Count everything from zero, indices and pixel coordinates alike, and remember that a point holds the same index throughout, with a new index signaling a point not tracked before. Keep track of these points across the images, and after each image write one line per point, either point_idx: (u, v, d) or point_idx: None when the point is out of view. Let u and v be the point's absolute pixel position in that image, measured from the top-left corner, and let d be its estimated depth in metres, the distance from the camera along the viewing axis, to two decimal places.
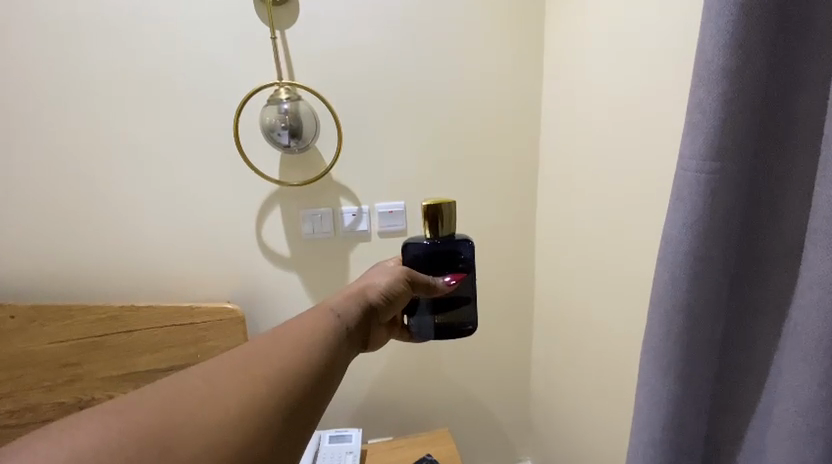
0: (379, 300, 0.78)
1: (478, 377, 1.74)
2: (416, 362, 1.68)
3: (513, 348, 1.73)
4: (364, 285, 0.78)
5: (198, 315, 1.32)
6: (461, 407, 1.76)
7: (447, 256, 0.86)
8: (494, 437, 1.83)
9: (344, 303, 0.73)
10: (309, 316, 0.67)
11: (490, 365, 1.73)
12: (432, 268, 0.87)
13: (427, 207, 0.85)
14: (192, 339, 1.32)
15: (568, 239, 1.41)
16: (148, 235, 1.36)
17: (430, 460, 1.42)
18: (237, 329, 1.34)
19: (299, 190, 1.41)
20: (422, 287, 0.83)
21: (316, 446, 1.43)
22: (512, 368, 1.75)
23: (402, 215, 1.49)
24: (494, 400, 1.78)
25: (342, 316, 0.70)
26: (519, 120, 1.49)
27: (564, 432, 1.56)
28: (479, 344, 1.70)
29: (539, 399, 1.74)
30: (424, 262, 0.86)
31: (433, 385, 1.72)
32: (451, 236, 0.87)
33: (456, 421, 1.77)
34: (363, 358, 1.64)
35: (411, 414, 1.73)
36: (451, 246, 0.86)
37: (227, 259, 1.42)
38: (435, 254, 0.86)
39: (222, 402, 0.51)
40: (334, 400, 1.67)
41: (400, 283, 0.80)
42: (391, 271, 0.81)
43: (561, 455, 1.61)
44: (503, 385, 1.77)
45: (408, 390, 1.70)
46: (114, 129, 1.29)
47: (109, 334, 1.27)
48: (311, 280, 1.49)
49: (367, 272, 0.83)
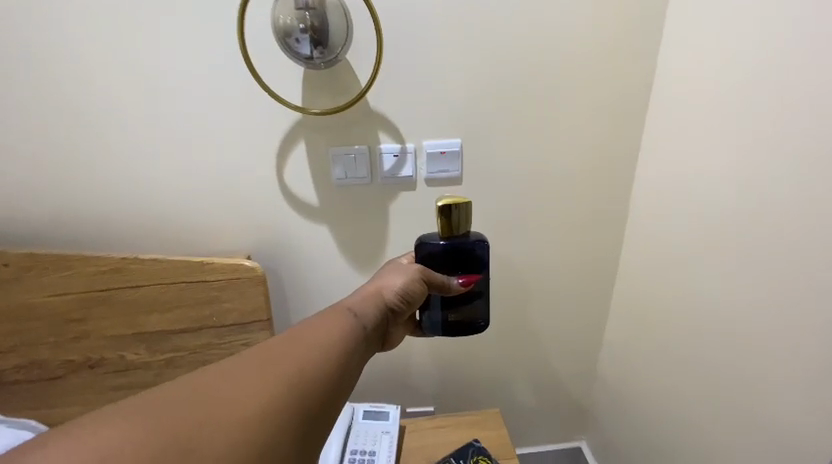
0: (397, 299, 0.75)
1: (537, 353, 1.49)
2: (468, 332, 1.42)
3: (582, 321, 1.45)
4: (380, 285, 0.76)
5: (211, 272, 1.12)
6: (514, 383, 1.52)
7: (462, 254, 0.85)
8: (548, 416, 1.61)
9: (363, 302, 0.70)
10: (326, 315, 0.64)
11: (551, 340, 1.47)
12: (445, 263, 0.86)
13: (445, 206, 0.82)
14: (207, 298, 1.13)
15: (697, 191, 1.02)
16: (147, 175, 1.13)
17: (478, 448, 1.24)
18: (258, 291, 1.13)
19: (328, 122, 1.11)
20: (436, 286, 0.82)
21: (349, 421, 1.24)
22: (577, 344, 1.49)
23: (456, 158, 1.17)
24: (553, 378, 1.54)
25: (361, 316, 0.67)
26: (625, 27, 1.09)
27: (649, 425, 1.31)
28: (541, 316, 1.42)
29: (606, 378, 1.50)
30: (439, 259, 0.85)
31: (483, 360, 1.47)
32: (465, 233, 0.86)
33: (507, 398, 1.55)
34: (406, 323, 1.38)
35: (457, 387, 1.51)
36: (467, 245, 0.85)
37: (244, 207, 1.18)
38: (449, 252, 0.85)
39: (218, 413, 0.44)
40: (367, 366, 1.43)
41: (415, 282, 0.78)
42: (404, 270, 0.78)
43: (636, 448, 1.37)
44: (565, 361, 1.51)
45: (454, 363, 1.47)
46: (90, 37, 1.00)
47: (114, 289, 1.12)
48: (343, 235, 1.24)
49: (382, 271, 0.80)
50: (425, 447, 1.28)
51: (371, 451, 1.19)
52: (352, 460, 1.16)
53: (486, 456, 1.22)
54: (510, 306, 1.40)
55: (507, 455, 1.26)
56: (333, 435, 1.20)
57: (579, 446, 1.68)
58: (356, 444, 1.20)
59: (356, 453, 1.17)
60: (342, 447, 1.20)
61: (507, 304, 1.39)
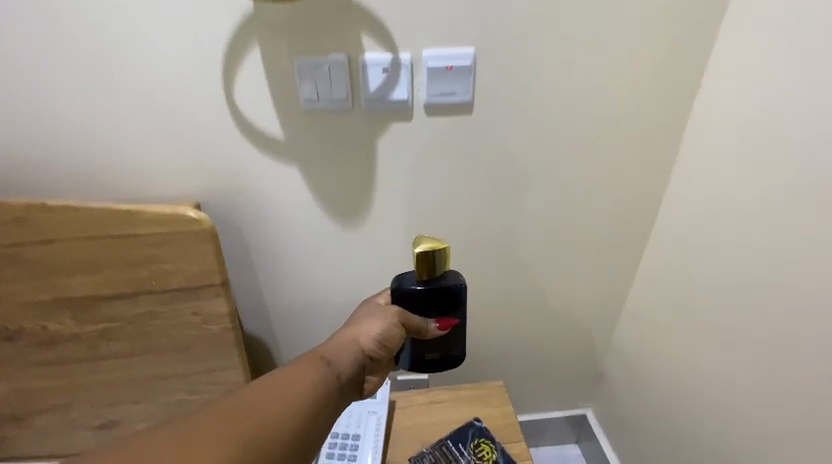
0: (371, 347, 0.77)
1: (548, 319, 1.26)
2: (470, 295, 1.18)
3: (605, 286, 1.20)
4: (357, 329, 0.78)
5: (144, 225, 0.86)
6: (517, 351, 1.32)
7: (441, 297, 0.81)
8: (554, 384, 1.42)
9: (340, 349, 0.75)
10: (303, 361, 0.71)
11: (566, 306, 1.23)
12: (426, 304, 0.82)
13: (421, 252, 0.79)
14: (143, 258, 0.88)
15: (793, 120, 0.75)
16: (51, 91, 0.84)
17: (480, 429, 1.06)
18: (206, 250, 0.88)
19: (291, 19, 0.80)
20: (412, 329, 0.81)
21: None
22: (596, 311, 1.25)
23: (468, 76, 0.88)
24: (564, 345, 1.33)
25: (335, 362, 0.72)
26: None
27: (664, 403, 1.11)
28: (555, 278, 1.17)
29: (621, 346, 1.28)
30: (417, 300, 0.81)
31: (486, 325, 1.25)
32: (443, 275, 0.82)
33: (509, 366, 1.35)
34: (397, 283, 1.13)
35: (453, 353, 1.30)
36: (446, 286, 0.82)
37: (187, 140, 0.90)
38: (428, 294, 0.81)
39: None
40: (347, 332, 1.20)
41: (392, 328, 0.78)
42: (381, 315, 0.79)
43: (652, 425, 1.18)
44: (578, 329, 1.29)
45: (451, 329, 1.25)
46: None
47: (21, 244, 0.87)
48: (317, 177, 0.96)
49: (361, 312, 0.82)
50: (417, 428, 1.09)
51: (355, 434, 1.01)
52: (333, 445, 0.99)
53: (489, 438, 1.04)
54: (518, 265, 1.13)
55: (512, 438, 1.07)
56: None
57: (584, 413, 1.51)
58: (338, 426, 1.02)
59: (339, 437, 1.00)
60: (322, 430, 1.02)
61: (515, 262, 1.13)
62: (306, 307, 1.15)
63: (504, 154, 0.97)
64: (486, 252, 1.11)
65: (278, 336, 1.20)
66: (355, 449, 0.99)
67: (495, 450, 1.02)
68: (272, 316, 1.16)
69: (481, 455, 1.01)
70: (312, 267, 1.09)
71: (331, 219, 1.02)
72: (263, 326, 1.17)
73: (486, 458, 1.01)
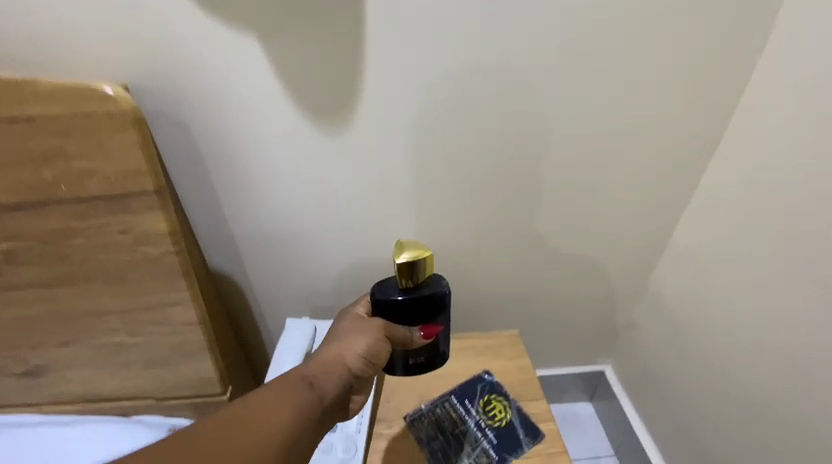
0: (360, 365, 0.66)
1: (582, 257, 1.03)
2: (489, 224, 0.94)
3: (659, 213, 0.96)
4: (341, 347, 0.67)
5: (38, 104, 0.62)
6: (541, 296, 1.10)
7: (425, 304, 0.71)
8: (572, 337, 1.22)
9: (324, 369, 0.64)
10: (282, 384, 0.60)
11: (609, 239, 0.99)
12: (408, 313, 0.71)
13: (405, 262, 0.69)
14: (42, 155, 0.65)
15: None
16: None
17: (491, 383, 0.87)
18: (131, 141, 0.65)
19: None
20: (397, 342, 0.71)
21: (308, 345, 0.86)
22: (643, 247, 1.02)
23: None
24: (595, 291, 1.10)
25: (319, 384, 0.62)
26: None
27: (723, 351, 0.91)
28: (600, 201, 0.93)
29: (659, 292, 1.07)
30: (398, 310, 0.70)
31: (505, 265, 1.01)
32: (427, 282, 0.72)
33: (526, 315, 1.13)
34: (398, 203, 0.89)
35: (461, 299, 1.06)
36: (430, 291, 0.72)
37: None
38: (411, 306, 0.71)
39: None
40: (332, 265, 0.97)
41: (379, 343, 0.68)
42: (365, 330, 0.68)
43: (697, 382, 0.99)
44: (620, 270, 1.06)
45: (463, 268, 1.01)
46: None
47: None
48: (283, 47, 0.70)
49: (341, 328, 0.71)
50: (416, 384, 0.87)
51: None
52: None
53: (502, 395, 0.85)
54: (557, 179, 0.89)
55: (531, 393, 0.86)
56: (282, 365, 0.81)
57: (602, 371, 1.33)
58: None
59: None
60: None
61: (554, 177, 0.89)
62: (282, 233, 0.91)
63: (554, 15, 0.72)
64: (515, 163, 0.86)
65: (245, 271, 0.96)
66: None
67: (510, 409, 0.82)
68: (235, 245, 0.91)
69: (491, 414, 0.82)
70: (284, 177, 0.84)
71: (310, 109, 0.77)
72: (223, 258, 0.92)
73: (497, 418, 0.81)
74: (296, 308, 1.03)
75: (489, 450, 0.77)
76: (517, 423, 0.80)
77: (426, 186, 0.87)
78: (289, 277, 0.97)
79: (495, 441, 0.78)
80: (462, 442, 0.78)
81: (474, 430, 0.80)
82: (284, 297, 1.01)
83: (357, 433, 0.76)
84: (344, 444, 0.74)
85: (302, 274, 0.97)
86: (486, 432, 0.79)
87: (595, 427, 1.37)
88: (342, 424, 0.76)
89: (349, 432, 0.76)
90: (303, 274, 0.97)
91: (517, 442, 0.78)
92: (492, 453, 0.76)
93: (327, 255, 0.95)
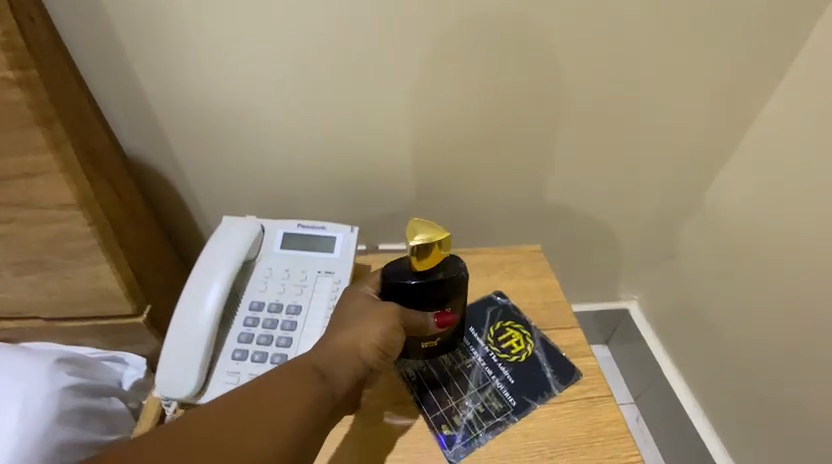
0: (375, 359, 0.50)
1: (613, 139, 0.81)
2: (496, 78, 0.71)
3: (712, 75, 0.74)
4: (353, 335, 0.49)
5: None
6: (558, 196, 0.88)
7: (441, 288, 0.52)
8: (596, 257, 1.00)
9: (333, 360, 0.47)
10: (283, 379, 0.45)
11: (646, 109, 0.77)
12: (424, 299, 0.52)
13: (419, 250, 0.49)
14: None
15: None
16: None
17: (507, 306, 0.64)
18: None
19: None
20: (411, 331, 0.52)
21: (251, 251, 0.60)
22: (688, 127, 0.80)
23: None
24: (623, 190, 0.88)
25: (331, 379, 0.46)
26: None
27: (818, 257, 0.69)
28: (643, 48, 0.70)
29: (727, 193, 0.85)
30: (409, 294, 0.51)
31: (512, 145, 0.79)
32: (443, 265, 0.52)
33: (538, 222, 0.92)
34: (374, 34, 0.65)
35: (456, 195, 0.84)
36: (447, 275, 0.52)
37: None
38: (428, 294, 0.52)
39: None
40: (288, 136, 0.74)
41: (397, 335, 0.50)
42: (381, 316, 0.50)
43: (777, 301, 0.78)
44: (656, 161, 0.84)
45: (458, 148, 0.78)
46: None
47: None
48: None
49: (347, 305, 0.52)
50: None
51: (291, 306, 0.57)
52: (255, 322, 0.56)
53: (522, 322, 0.62)
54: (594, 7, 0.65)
55: (560, 322, 0.62)
56: (211, 272, 0.57)
57: (627, 308, 1.10)
58: (266, 296, 0.58)
59: (266, 312, 0.57)
60: (237, 300, 0.58)
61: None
62: (220, 78, 0.68)
63: None
64: None
65: (176, 141, 0.74)
66: (292, 332, 0.56)
67: (533, 339, 0.59)
68: (156, 96, 0.69)
69: (505, 346, 0.59)
70: None
71: None
72: (144, 119, 0.71)
73: (517, 350, 0.58)
74: (248, 198, 0.80)
75: (504, 393, 0.54)
76: (543, 357, 0.57)
77: (413, 5, 0.63)
78: (236, 149, 0.75)
79: (512, 381, 0.55)
80: (466, 381, 0.55)
81: (482, 366, 0.56)
82: (232, 183, 0.79)
83: None
84: None
85: (253, 147, 0.75)
86: (499, 368, 0.56)
87: (613, 373, 1.17)
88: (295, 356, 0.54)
89: None
90: (252, 145, 0.75)
91: (542, 382, 0.55)
92: (508, 396, 0.54)
93: (277, 119, 0.72)
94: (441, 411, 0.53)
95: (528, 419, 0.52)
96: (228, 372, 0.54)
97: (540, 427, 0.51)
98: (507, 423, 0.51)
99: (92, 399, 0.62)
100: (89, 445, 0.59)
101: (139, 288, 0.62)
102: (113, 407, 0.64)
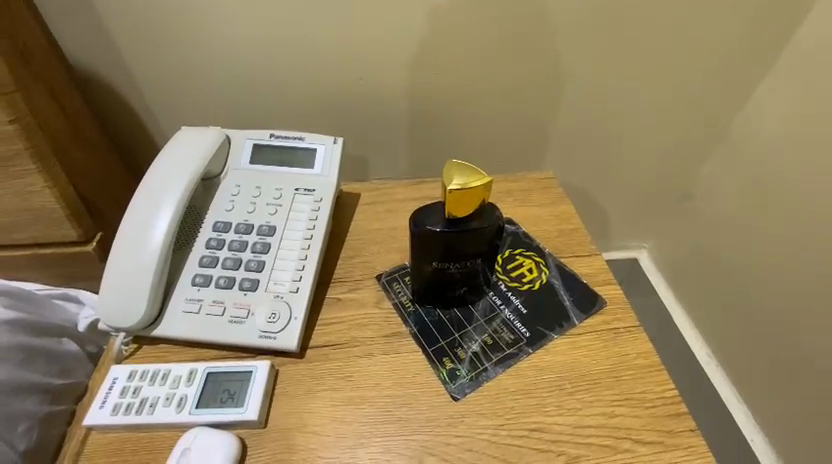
0: None
1: (636, 50, 0.68)
2: None
3: None
4: None
5: None
6: (568, 124, 0.75)
7: (473, 240, 0.43)
8: (609, 201, 0.89)
9: None
10: None
11: (677, 8, 0.65)
12: (454, 252, 0.43)
13: (456, 197, 0.40)
14: None
15: None
16: None
17: (518, 234, 0.54)
18: None
19: None
20: None
21: (214, 166, 0.51)
22: (724, 33, 0.68)
23: None
24: (643, 115, 0.76)
25: None
26: None
27: None
28: None
29: (761, 117, 0.74)
30: (437, 247, 0.43)
31: (515, 50, 0.65)
32: (479, 213, 0.42)
33: (544, 158, 0.79)
34: None
35: (446, 115, 0.71)
36: (484, 226, 0.42)
37: None
38: (457, 246, 0.43)
39: None
40: (251, 35, 0.61)
41: None
42: None
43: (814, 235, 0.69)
44: (684, 76, 0.72)
45: (453, 55, 0.65)
46: None
47: None
48: None
49: None
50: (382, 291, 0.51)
51: (263, 227, 0.48)
52: (219, 245, 0.47)
53: (536, 250, 0.52)
54: None
55: (578, 249, 0.53)
56: (159, 187, 0.47)
57: (639, 259, 1.00)
58: (231, 215, 0.49)
59: (235, 234, 0.48)
60: (195, 222, 0.49)
61: None
62: None
63: None
64: None
65: (118, 46, 0.61)
66: (262, 255, 0.47)
67: (549, 269, 0.50)
68: None
69: (516, 273, 0.50)
70: None
71: None
72: (76, 15, 0.58)
73: (533, 280, 0.49)
74: (205, 116, 0.68)
75: (515, 323, 0.46)
76: (559, 284, 0.49)
77: None
78: (184, 50, 0.62)
79: (524, 310, 0.47)
80: (470, 312, 0.47)
81: (489, 294, 0.48)
82: (188, 95, 0.66)
83: (293, 296, 0.45)
84: (269, 310, 0.44)
85: (202, 48, 0.62)
86: (509, 297, 0.48)
87: None
88: (269, 281, 0.46)
89: (280, 294, 0.45)
90: (203, 43, 0.62)
91: (559, 311, 0.47)
92: (519, 327, 0.46)
93: (236, 8, 0.59)
94: (442, 343, 0.45)
95: (544, 352, 0.44)
96: (187, 300, 0.45)
97: (558, 360, 0.44)
98: (519, 356, 0.44)
99: (37, 338, 0.54)
100: (35, 386, 0.51)
101: (85, 213, 0.54)
102: (64, 348, 0.56)
